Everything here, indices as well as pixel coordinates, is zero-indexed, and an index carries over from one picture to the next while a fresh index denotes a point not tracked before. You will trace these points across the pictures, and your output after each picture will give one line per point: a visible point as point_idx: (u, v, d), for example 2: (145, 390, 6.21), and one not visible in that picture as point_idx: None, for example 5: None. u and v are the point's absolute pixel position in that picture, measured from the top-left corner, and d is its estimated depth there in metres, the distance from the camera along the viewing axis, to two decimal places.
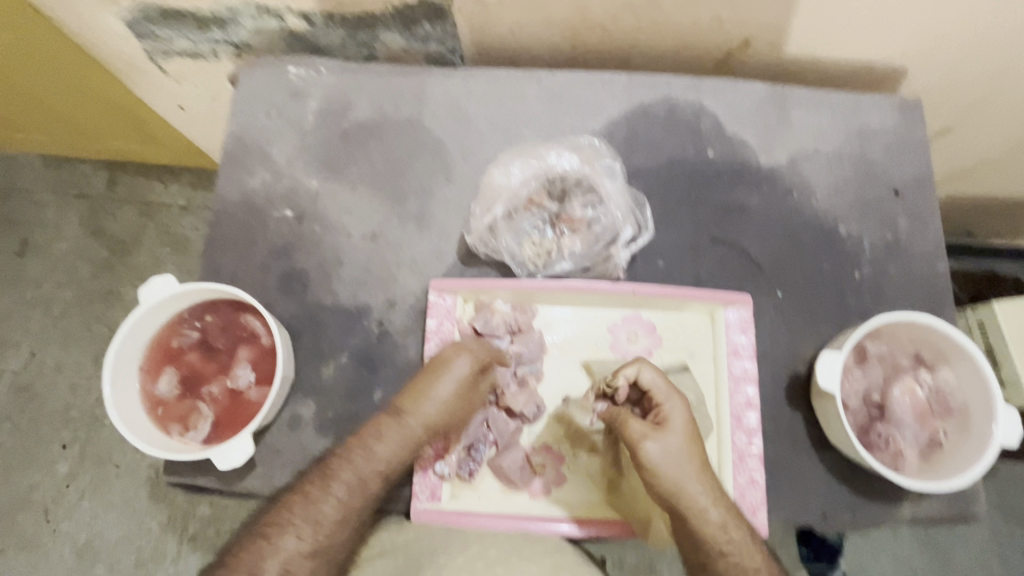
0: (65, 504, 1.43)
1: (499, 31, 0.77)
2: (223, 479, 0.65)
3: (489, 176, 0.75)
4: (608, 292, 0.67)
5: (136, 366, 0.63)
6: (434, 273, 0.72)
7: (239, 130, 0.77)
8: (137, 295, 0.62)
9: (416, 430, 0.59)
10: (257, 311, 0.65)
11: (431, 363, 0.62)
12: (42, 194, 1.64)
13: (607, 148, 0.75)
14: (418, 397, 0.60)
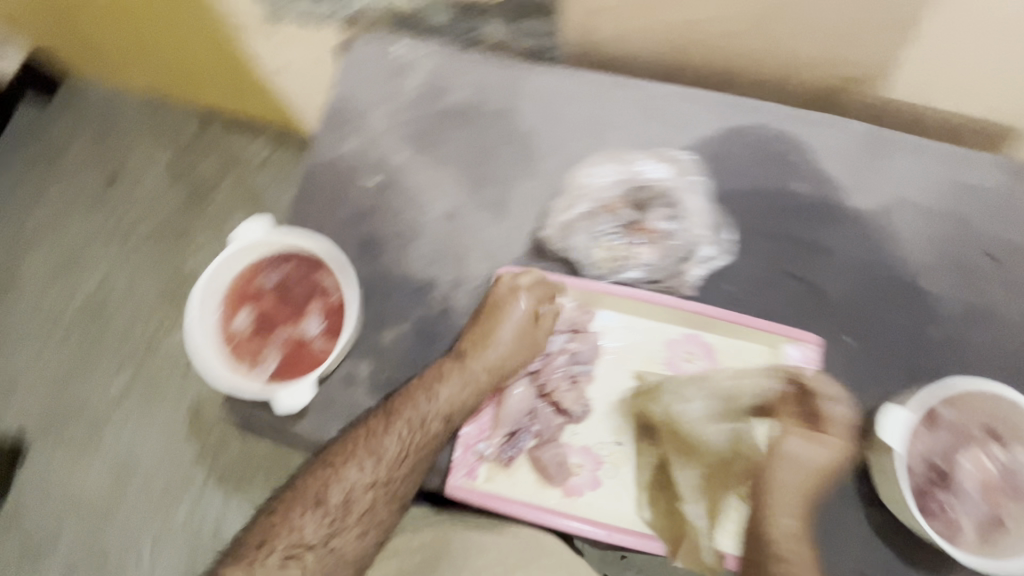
0: (114, 420, 1.54)
1: (600, 37, 0.78)
2: (277, 421, 0.69)
3: (576, 172, 0.76)
4: (676, 308, 0.67)
5: (218, 299, 0.67)
6: (504, 260, 0.73)
7: (341, 97, 0.80)
8: (231, 233, 0.66)
9: (478, 373, 0.64)
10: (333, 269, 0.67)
11: (491, 308, 0.66)
12: (134, 133, 1.74)
13: (697, 165, 0.75)
14: (481, 343, 0.64)
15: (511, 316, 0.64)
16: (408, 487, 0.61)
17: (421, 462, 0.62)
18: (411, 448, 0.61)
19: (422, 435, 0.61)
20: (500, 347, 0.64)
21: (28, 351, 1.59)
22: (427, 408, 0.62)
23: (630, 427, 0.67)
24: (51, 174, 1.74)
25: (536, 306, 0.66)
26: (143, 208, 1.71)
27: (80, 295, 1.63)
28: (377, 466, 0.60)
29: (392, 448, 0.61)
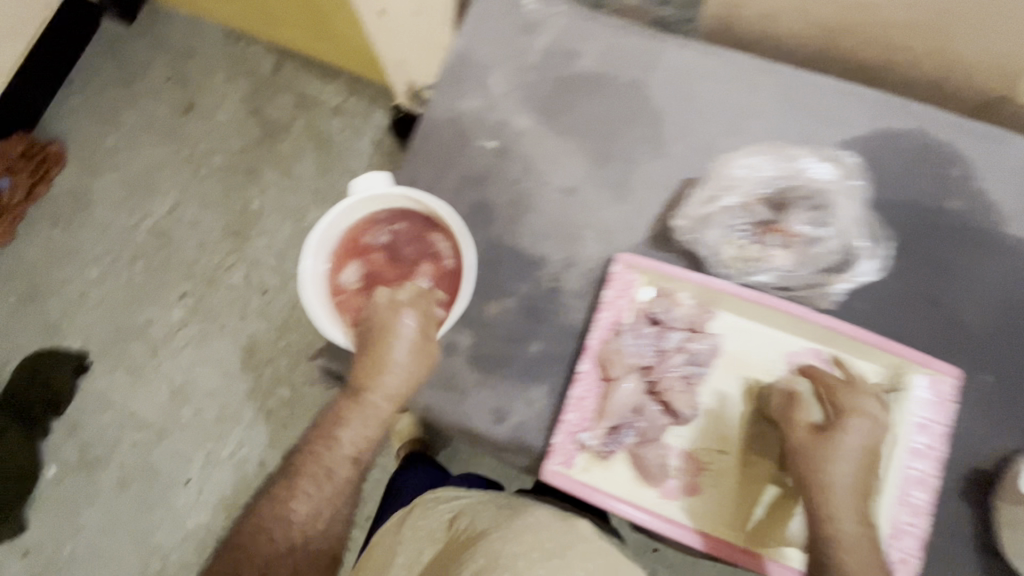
0: (173, 346, 1.58)
1: (753, 14, 0.76)
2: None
3: (726, 158, 0.69)
4: (806, 320, 0.62)
5: (328, 249, 0.65)
6: (620, 244, 0.69)
7: (463, 48, 0.75)
8: (352, 183, 0.64)
9: (378, 404, 0.61)
10: (449, 233, 0.65)
11: (378, 332, 0.60)
12: (216, 63, 1.75)
13: (861, 170, 0.68)
14: (374, 372, 0.61)
15: (399, 333, 0.60)
16: (328, 536, 0.65)
17: (334, 510, 0.65)
18: (323, 501, 0.64)
19: (329, 486, 0.63)
20: (396, 360, 0.60)
21: (98, 268, 1.63)
22: (329, 459, 0.63)
23: (737, 437, 0.63)
24: (130, 95, 1.75)
25: (423, 317, 0.62)
26: (215, 141, 1.70)
27: (149, 220, 1.66)
28: (287, 535, 0.63)
29: (308, 500, 0.64)
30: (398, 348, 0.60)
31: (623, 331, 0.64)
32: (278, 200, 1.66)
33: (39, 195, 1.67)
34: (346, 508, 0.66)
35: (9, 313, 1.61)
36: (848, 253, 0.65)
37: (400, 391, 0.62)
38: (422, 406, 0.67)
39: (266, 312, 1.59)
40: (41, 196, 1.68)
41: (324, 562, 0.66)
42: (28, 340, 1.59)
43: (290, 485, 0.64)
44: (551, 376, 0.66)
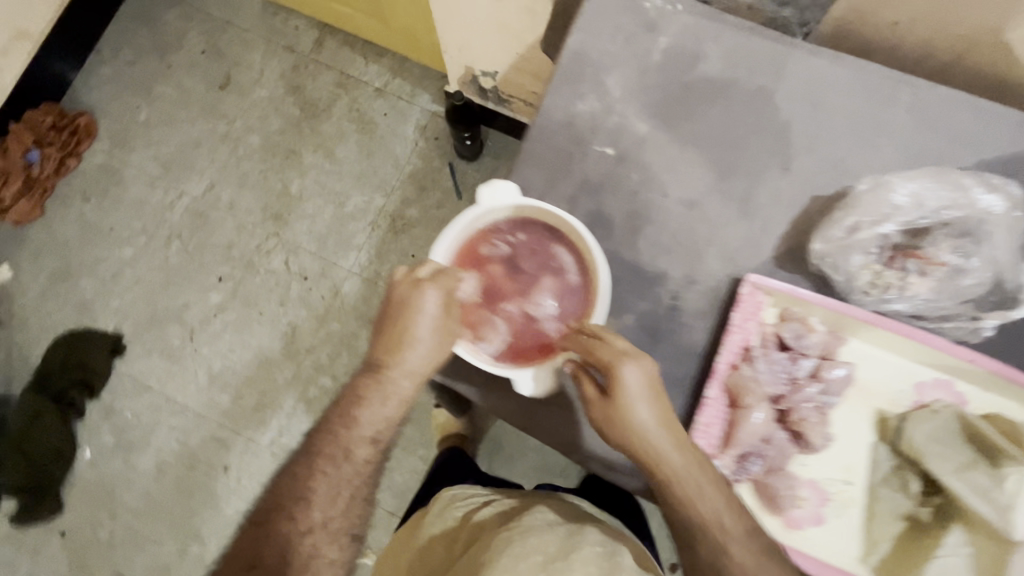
0: (211, 330, 1.55)
1: (879, 14, 0.72)
2: (486, 395, 0.66)
3: (884, 180, 0.64)
4: (941, 352, 0.60)
5: (446, 258, 0.62)
6: (744, 263, 0.66)
7: (580, 45, 0.70)
8: (478, 192, 0.61)
9: (398, 379, 0.63)
10: (573, 246, 0.61)
11: (400, 306, 0.61)
12: (254, 36, 1.67)
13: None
14: (396, 348, 0.62)
15: (421, 312, 0.60)
16: (349, 515, 0.66)
17: (357, 489, 0.66)
18: (342, 482, 0.65)
19: (348, 466, 0.65)
20: (427, 345, 0.61)
21: (132, 247, 1.58)
22: (349, 438, 0.65)
23: (863, 468, 0.62)
24: (164, 67, 1.67)
25: (447, 294, 0.60)
26: (254, 119, 1.64)
27: (186, 199, 1.60)
28: (311, 511, 0.64)
29: (331, 473, 0.65)
30: (419, 323, 0.60)
31: (755, 356, 0.61)
32: (319, 183, 1.61)
33: (71, 169, 1.61)
34: (370, 488, 0.67)
35: (40, 290, 1.56)
36: (998, 288, 0.62)
37: (421, 368, 0.62)
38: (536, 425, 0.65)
39: (306, 298, 1.55)
40: (72, 170, 1.61)
41: (346, 542, 0.66)
42: (61, 319, 1.54)
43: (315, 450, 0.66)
44: (672, 399, 0.64)
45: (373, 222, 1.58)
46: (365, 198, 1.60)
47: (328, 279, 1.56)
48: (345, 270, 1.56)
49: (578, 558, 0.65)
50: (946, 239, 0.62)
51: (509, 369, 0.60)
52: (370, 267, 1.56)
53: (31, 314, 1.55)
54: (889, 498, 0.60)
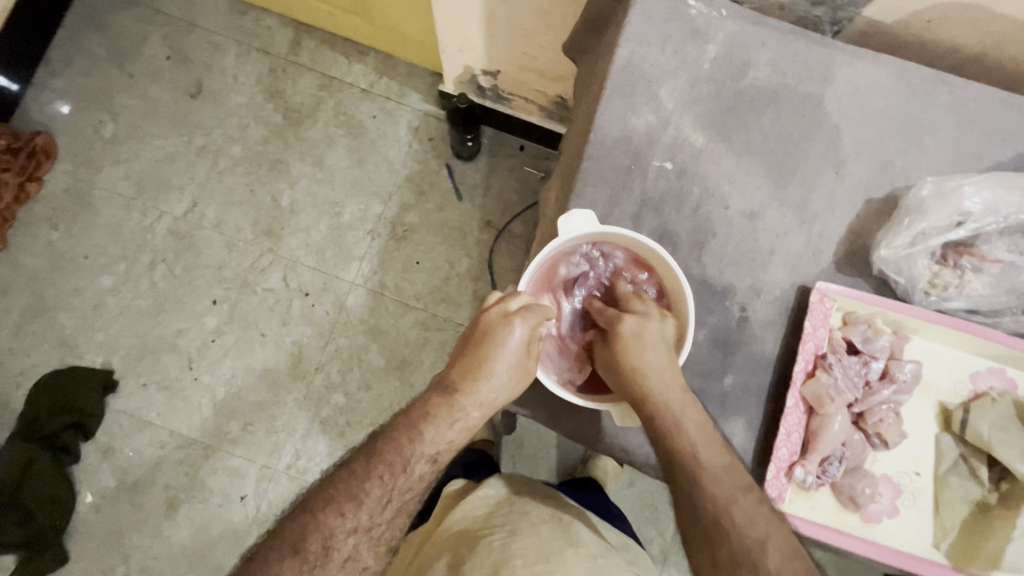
0: (209, 357, 1.44)
1: (913, 18, 0.70)
2: (563, 418, 0.67)
3: (953, 186, 0.64)
4: (999, 344, 0.64)
5: (526, 290, 0.63)
6: (807, 270, 0.67)
7: (629, 58, 0.69)
8: (558, 224, 0.62)
9: (468, 413, 0.62)
10: (651, 273, 0.64)
11: (486, 336, 0.61)
12: (223, 38, 1.56)
13: None
14: (474, 380, 0.61)
15: (506, 346, 0.60)
16: (391, 526, 0.63)
17: (404, 505, 0.63)
18: (394, 493, 0.62)
19: (404, 479, 0.62)
20: (506, 381, 0.61)
21: (112, 275, 1.47)
22: (411, 452, 0.62)
23: (929, 458, 0.66)
24: (125, 76, 1.54)
25: (534, 331, 0.61)
26: (233, 129, 1.53)
27: (166, 219, 1.49)
28: (359, 514, 0.60)
29: (382, 490, 0.61)
30: (500, 356, 0.60)
31: (830, 363, 0.63)
32: (310, 192, 1.50)
33: (32, 195, 1.47)
34: (414, 505, 0.65)
35: (13, 328, 1.44)
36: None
37: (494, 401, 0.62)
38: (617, 445, 0.66)
39: (310, 315, 1.45)
40: (34, 196, 1.48)
41: (381, 551, 0.63)
42: (43, 358, 1.43)
43: (370, 457, 0.62)
44: (749, 409, 0.65)
45: (373, 230, 1.48)
46: (362, 205, 1.49)
47: (331, 293, 1.45)
48: (348, 281, 1.46)
49: (566, 558, 0.69)
50: (1001, 237, 0.65)
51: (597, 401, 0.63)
52: (375, 277, 1.46)
53: (7, 356, 1.43)
54: (959, 485, 0.64)
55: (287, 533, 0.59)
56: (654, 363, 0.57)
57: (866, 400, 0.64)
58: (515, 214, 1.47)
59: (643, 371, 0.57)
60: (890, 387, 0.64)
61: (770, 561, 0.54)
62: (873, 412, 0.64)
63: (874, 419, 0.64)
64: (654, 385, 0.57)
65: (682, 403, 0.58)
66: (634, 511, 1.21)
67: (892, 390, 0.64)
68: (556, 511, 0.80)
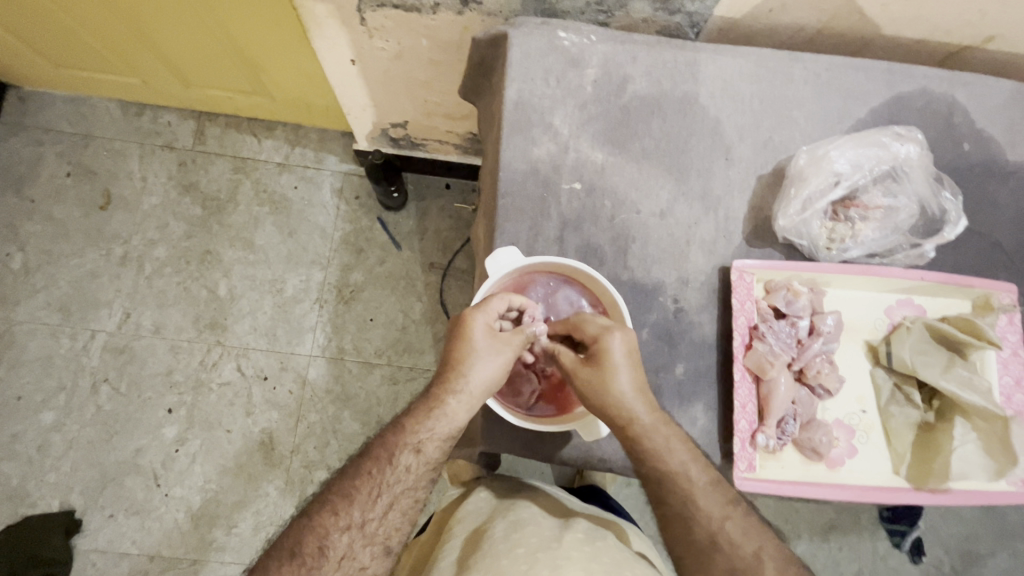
0: (176, 469, 1.37)
1: (756, 13, 0.78)
2: (537, 442, 0.69)
3: (822, 153, 0.72)
4: (900, 279, 0.71)
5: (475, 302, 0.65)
6: (723, 252, 0.73)
7: (518, 95, 0.74)
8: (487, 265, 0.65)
9: (447, 400, 0.62)
10: (583, 287, 0.68)
11: (455, 331, 0.63)
12: (123, 143, 1.52)
13: (921, 140, 0.73)
14: (451, 371, 0.62)
15: (472, 335, 0.61)
16: (386, 523, 0.62)
17: (398, 499, 0.63)
18: (383, 486, 0.63)
19: (391, 471, 0.63)
20: (481, 366, 0.62)
21: (53, 409, 1.39)
22: (395, 443, 0.63)
23: (871, 394, 0.71)
24: (25, 203, 1.48)
25: (494, 321, 0.62)
26: (152, 231, 1.49)
27: (101, 337, 1.43)
28: (351, 510, 0.62)
29: (370, 483, 0.63)
30: (472, 349, 0.62)
31: (763, 332, 0.68)
32: (246, 276, 1.47)
33: None
34: (412, 504, 0.64)
35: None
36: (923, 213, 0.75)
37: (472, 392, 0.62)
38: (594, 454, 0.69)
39: (274, 399, 1.41)
40: None
41: (379, 552, 0.62)
42: None
43: (361, 457, 0.65)
44: (703, 391, 0.70)
45: (319, 298, 1.47)
46: (303, 277, 1.48)
47: (291, 370, 1.42)
48: (305, 355, 1.43)
49: (567, 542, 0.70)
50: (876, 186, 0.73)
51: (557, 421, 0.66)
52: (331, 344, 1.44)
53: None
54: (900, 412, 0.70)
55: (286, 537, 0.62)
56: (626, 385, 0.60)
57: (801, 357, 0.69)
58: (456, 250, 1.49)
59: (615, 395, 0.60)
60: (818, 338, 0.70)
61: (729, 526, 0.61)
62: (809, 368, 0.69)
63: (811, 375, 0.69)
64: (622, 408, 0.60)
65: (651, 428, 0.61)
66: (636, 509, 1.24)
67: (818, 337, 0.70)
68: (555, 506, 0.81)
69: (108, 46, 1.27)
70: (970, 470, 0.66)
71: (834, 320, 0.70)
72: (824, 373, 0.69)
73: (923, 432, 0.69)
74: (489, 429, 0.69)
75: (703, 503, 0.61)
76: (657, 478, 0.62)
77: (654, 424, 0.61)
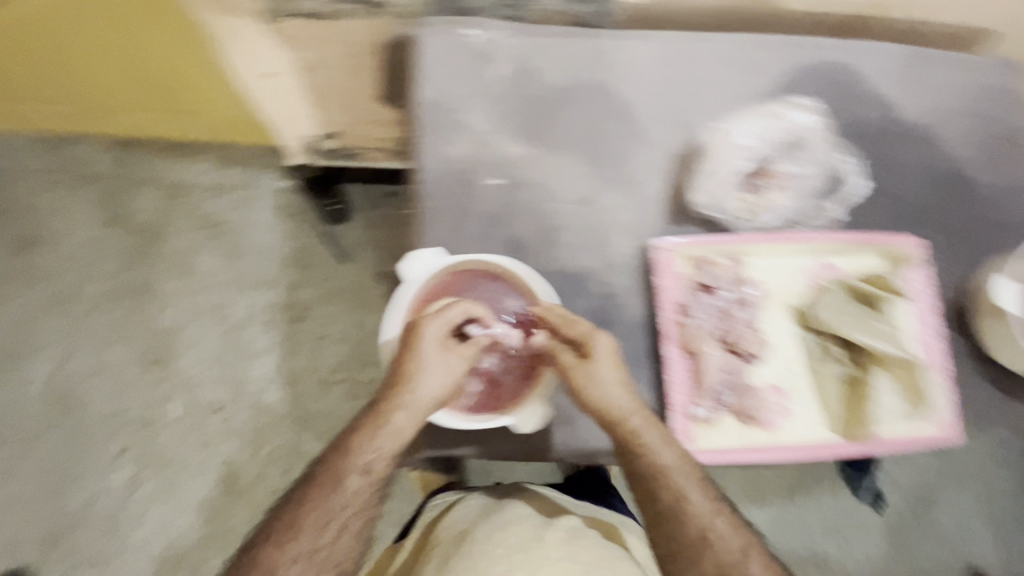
0: (133, 513, 1.31)
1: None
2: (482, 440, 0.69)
3: (724, 129, 0.75)
4: (812, 242, 0.74)
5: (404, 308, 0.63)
6: (646, 233, 0.75)
7: (430, 96, 0.74)
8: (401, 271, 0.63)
9: (394, 418, 0.61)
10: (515, 285, 0.67)
11: (403, 343, 0.61)
12: (41, 180, 1.45)
13: (820, 107, 0.77)
14: (399, 387, 0.60)
15: (419, 346, 0.60)
16: (338, 548, 0.62)
17: (348, 523, 0.62)
18: (331, 513, 0.62)
19: (337, 497, 0.62)
20: (430, 376, 0.60)
21: None
22: (340, 468, 0.62)
23: (799, 355, 0.74)
24: None
25: (445, 329, 0.61)
26: (82, 269, 1.42)
27: (38, 386, 1.36)
28: (299, 542, 0.61)
29: (317, 511, 0.62)
30: (421, 360, 0.60)
31: (689, 306, 0.71)
32: (190, 306, 1.42)
33: None
34: (363, 526, 0.63)
35: None
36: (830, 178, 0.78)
37: (424, 405, 0.60)
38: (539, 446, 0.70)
39: (231, 428, 1.37)
40: None
41: None
42: None
43: (305, 486, 0.64)
44: (639, 371, 0.71)
45: (269, 319, 1.43)
46: (249, 300, 1.43)
47: (246, 397, 1.38)
48: (259, 379, 1.39)
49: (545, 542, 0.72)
50: (783, 155, 0.76)
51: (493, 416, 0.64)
52: (285, 365, 1.40)
53: None
54: (826, 368, 0.73)
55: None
56: (614, 386, 0.62)
57: (727, 326, 0.71)
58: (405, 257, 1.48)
59: (608, 397, 0.62)
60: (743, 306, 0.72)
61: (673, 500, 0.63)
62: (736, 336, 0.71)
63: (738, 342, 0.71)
64: (616, 406, 0.62)
65: (641, 429, 0.63)
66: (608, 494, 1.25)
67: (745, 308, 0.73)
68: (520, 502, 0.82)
69: (7, 78, 1.19)
70: (888, 417, 0.69)
71: (755, 288, 0.73)
72: (753, 339, 0.72)
73: (852, 386, 0.72)
74: (432, 432, 0.69)
75: (695, 497, 0.63)
76: (648, 478, 0.63)
77: (646, 424, 0.63)
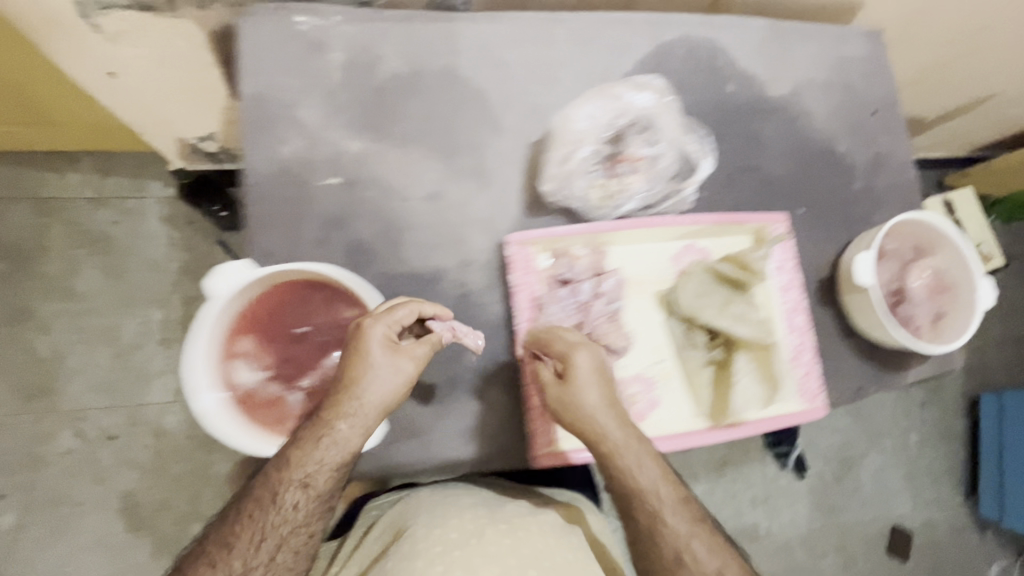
0: (19, 560, 1.20)
1: None
2: None
3: (568, 115, 0.74)
4: (674, 226, 0.72)
5: (224, 318, 0.57)
6: (503, 228, 0.71)
7: (256, 91, 0.67)
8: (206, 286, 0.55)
9: (338, 426, 0.54)
10: (354, 302, 0.62)
11: (351, 343, 0.55)
12: None
13: (665, 86, 0.77)
14: (345, 392, 0.54)
15: (366, 347, 0.54)
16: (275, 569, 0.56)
17: (286, 540, 0.56)
18: (268, 531, 0.55)
19: (275, 513, 0.55)
20: (377, 379, 0.54)
21: None
22: (277, 483, 0.55)
23: (666, 343, 0.72)
24: None
25: (394, 329, 0.56)
26: None
27: None
28: (229, 560, 0.55)
29: (253, 528, 0.55)
30: (370, 360, 0.54)
31: (545, 303, 0.68)
32: (72, 332, 1.28)
33: None
34: (304, 544, 0.57)
35: None
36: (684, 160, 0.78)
37: (372, 411, 0.55)
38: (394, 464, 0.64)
39: (126, 458, 1.26)
40: None
41: None
42: None
43: (240, 500, 0.57)
44: (498, 373, 0.68)
45: (163, 338, 1.32)
46: (139, 320, 1.31)
47: (140, 424, 1.28)
48: (155, 404, 1.29)
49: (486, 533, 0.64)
50: (635, 138, 0.75)
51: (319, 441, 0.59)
52: None
53: None
54: (691, 356, 0.71)
55: None
56: (596, 402, 0.58)
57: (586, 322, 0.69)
58: None
59: (591, 409, 0.58)
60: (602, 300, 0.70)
61: None
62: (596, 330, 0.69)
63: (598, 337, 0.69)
64: (599, 421, 0.58)
65: (625, 446, 0.58)
66: None
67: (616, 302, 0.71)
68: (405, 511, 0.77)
69: None
70: (749, 402, 0.68)
71: (616, 278, 0.71)
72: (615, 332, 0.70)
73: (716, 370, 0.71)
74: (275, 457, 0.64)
75: (672, 521, 0.58)
76: (625, 497, 0.59)
77: (626, 442, 0.58)
